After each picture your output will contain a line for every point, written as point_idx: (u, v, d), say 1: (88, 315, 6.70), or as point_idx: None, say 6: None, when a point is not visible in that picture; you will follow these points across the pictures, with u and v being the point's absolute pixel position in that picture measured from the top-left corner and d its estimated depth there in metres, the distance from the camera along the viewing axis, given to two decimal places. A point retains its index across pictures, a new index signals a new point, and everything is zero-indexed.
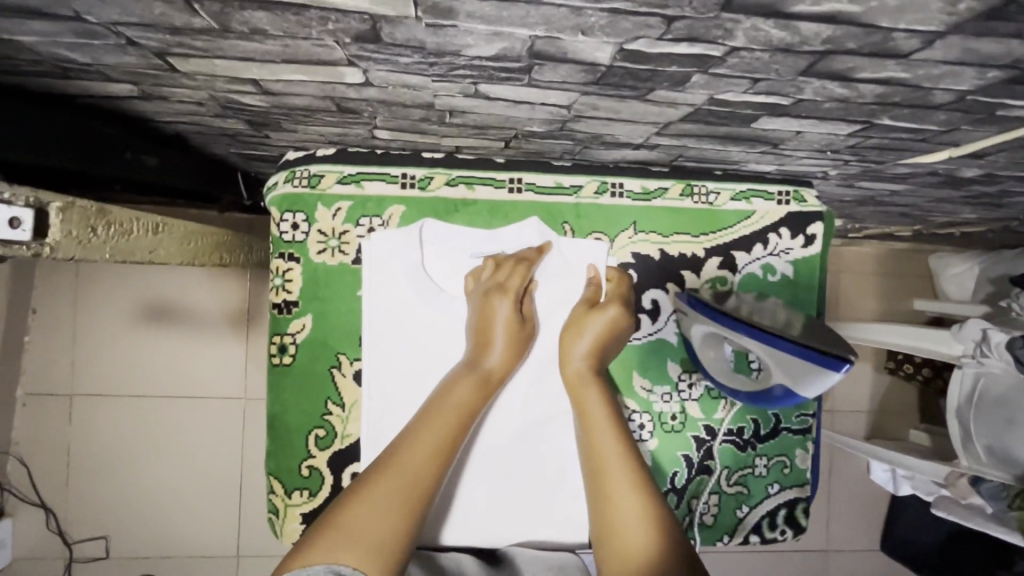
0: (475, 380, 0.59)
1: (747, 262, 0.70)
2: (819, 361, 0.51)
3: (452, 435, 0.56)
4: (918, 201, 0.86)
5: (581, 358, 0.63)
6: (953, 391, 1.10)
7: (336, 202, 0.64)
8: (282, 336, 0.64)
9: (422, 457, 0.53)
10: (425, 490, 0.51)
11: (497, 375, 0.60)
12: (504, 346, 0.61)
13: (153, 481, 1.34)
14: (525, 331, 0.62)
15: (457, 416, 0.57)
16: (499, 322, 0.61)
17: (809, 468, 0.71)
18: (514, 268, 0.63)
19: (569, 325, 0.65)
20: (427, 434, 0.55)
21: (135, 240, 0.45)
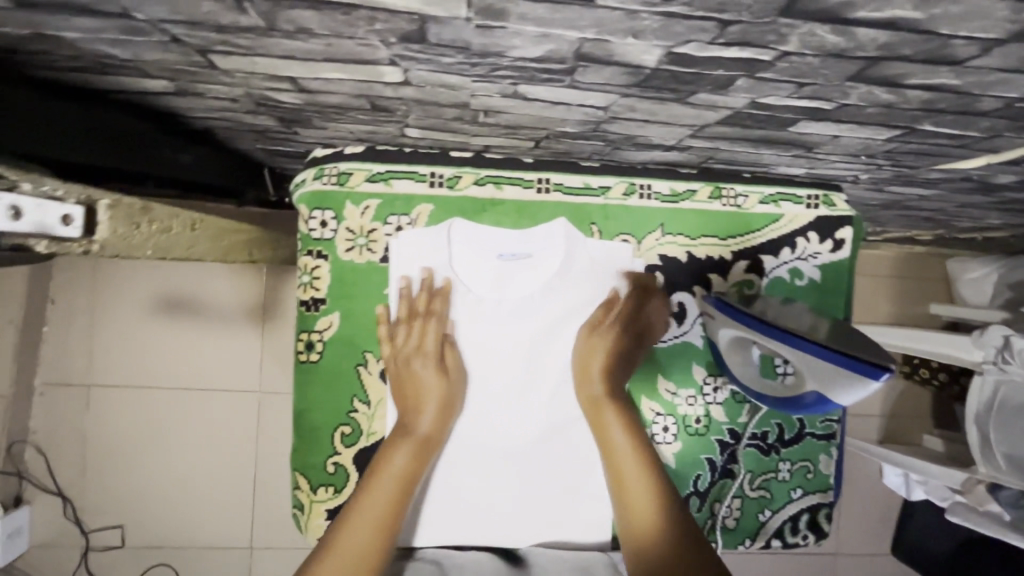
0: (410, 446, 0.61)
1: (775, 265, 0.69)
2: (857, 369, 0.51)
3: (393, 506, 0.58)
4: (945, 206, 0.85)
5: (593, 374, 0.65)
6: (971, 398, 1.10)
7: (364, 200, 0.64)
8: (309, 333, 0.64)
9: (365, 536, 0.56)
10: (370, 571, 0.55)
11: (431, 437, 0.62)
12: (432, 406, 0.62)
13: (168, 472, 1.36)
14: (449, 392, 0.63)
15: (397, 487, 0.59)
16: (428, 386, 0.62)
17: (832, 474, 0.71)
18: (417, 327, 0.63)
19: (579, 358, 0.65)
20: (367, 509, 0.57)
21: None
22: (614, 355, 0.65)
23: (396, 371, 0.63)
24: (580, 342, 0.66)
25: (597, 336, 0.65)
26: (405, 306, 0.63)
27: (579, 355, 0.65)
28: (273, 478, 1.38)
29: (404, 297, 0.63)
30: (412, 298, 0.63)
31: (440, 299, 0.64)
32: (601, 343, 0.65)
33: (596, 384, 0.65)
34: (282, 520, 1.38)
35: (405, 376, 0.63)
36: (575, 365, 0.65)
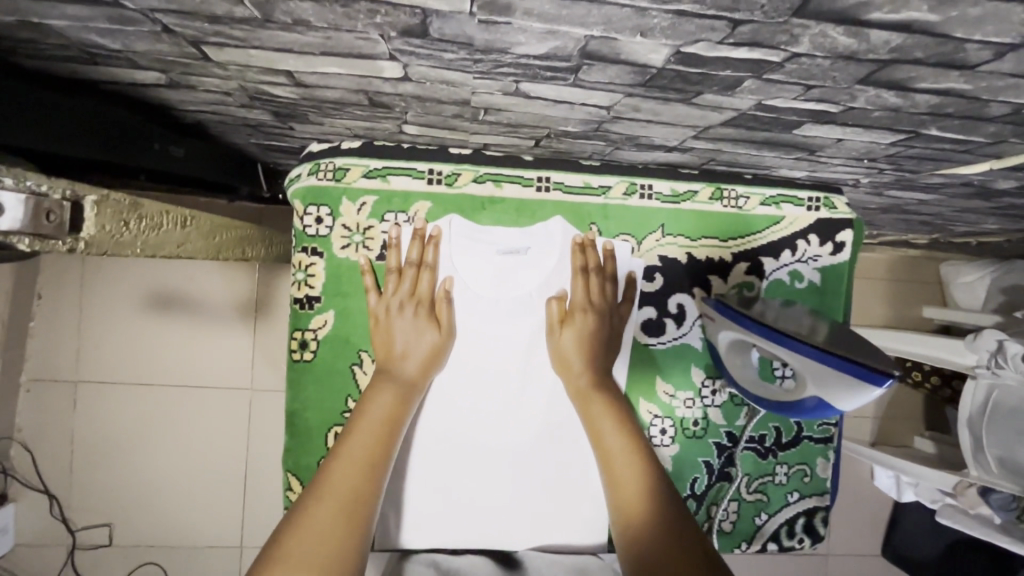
0: (397, 387, 0.59)
1: (775, 267, 0.69)
2: (860, 375, 0.50)
3: (381, 447, 0.56)
4: (943, 210, 0.85)
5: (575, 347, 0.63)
6: (964, 402, 1.10)
7: (361, 196, 0.63)
8: (303, 332, 0.63)
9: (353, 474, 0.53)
10: (361, 508, 0.51)
11: (415, 383, 0.60)
12: (420, 353, 0.61)
13: (157, 469, 1.34)
14: (439, 347, 0.62)
15: (384, 427, 0.57)
16: (410, 331, 0.61)
17: (829, 478, 0.71)
18: (405, 278, 0.62)
19: (553, 356, 0.64)
20: (354, 448, 0.54)
21: (166, 234, 0.44)
22: (584, 343, 0.63)
23: (380, 323, 0.61)
24: (550, 342, 0.64)
25: (564, 330, 0.63)
26: (395, 257, 0.62)
27: (553, 353, 0.64)
28: (265, 476, 1.36)
29: (391, 248, 0.62)
30: (401, 249, 0.62)
31: (432, 248, 0.62)
32: (583, 308, 0.64)
33: (579, 373, 0.63)
34: (272, 518, 1.37)
35: (386, 323, 0.61)
36: (553, 362, 0.64)
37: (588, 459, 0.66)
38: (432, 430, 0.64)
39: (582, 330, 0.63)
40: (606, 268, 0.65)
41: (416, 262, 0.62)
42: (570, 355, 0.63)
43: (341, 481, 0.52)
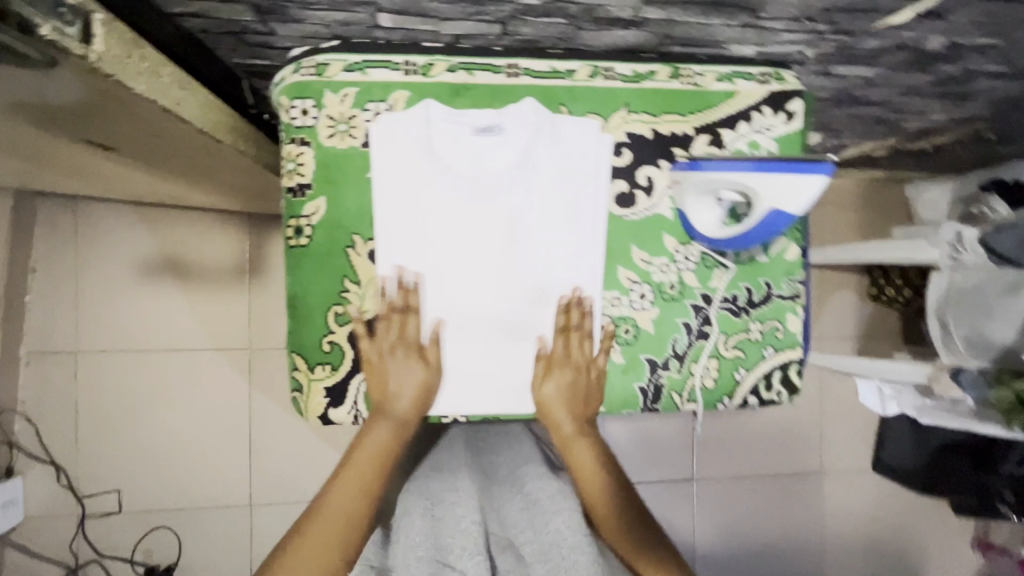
0: (389, 427, 0.67)
1: (733, 139, 0.74)
2: (808, 167, 0.61)
3: (371, 476, 0.68)
4: (890, 95, 0.91)
5: (555, 406, 0.70)
6: (931, 293, 1.17)
7: (343, 88, 0.66)
8: (298, 219, 0.66)
9: (345, 508, 0.68)
10: (348, 532, 0.67)
11: (406, 421, 0.67)
12: (407, 401, 0.66)
13: (162, 433, 1.36)
14: (428, 384, 0.67)
15: (373, 464, 0.68)
16: (405, 380, 0.66)
17: (800, 333, 0.76)
18: (390, 325, 0.66)
19: (540, 407, 0.70)
20: (347, 484, 0.68)
21: (166, 85, 0.52)
22: (573, 389, 0.70)
23: (374, 364, 0.66)
24: (534, 395, 0.69)
25: (552, 377, 0.69)
26: (382, 300, 0.67)
27: (538, 405, 0.70)
28: (270, 435, 1.39)
29: (381, 293, 0.67)
30: (388, 293, 0.67)
31: (416, 294, 0.67)
32: (561, 374, 0.69)
33: (564, 424, 0.72)
34: (280, 474, 1.39)
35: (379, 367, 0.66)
36: (540, 411, 0.70)
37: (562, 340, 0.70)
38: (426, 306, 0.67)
39: (578, 378, 0.70)
40: (582, 326, 0.70)
41: (403, 305, 0.67)
42: (555, 406, 0.70)
43: (332, 511, 0.67)
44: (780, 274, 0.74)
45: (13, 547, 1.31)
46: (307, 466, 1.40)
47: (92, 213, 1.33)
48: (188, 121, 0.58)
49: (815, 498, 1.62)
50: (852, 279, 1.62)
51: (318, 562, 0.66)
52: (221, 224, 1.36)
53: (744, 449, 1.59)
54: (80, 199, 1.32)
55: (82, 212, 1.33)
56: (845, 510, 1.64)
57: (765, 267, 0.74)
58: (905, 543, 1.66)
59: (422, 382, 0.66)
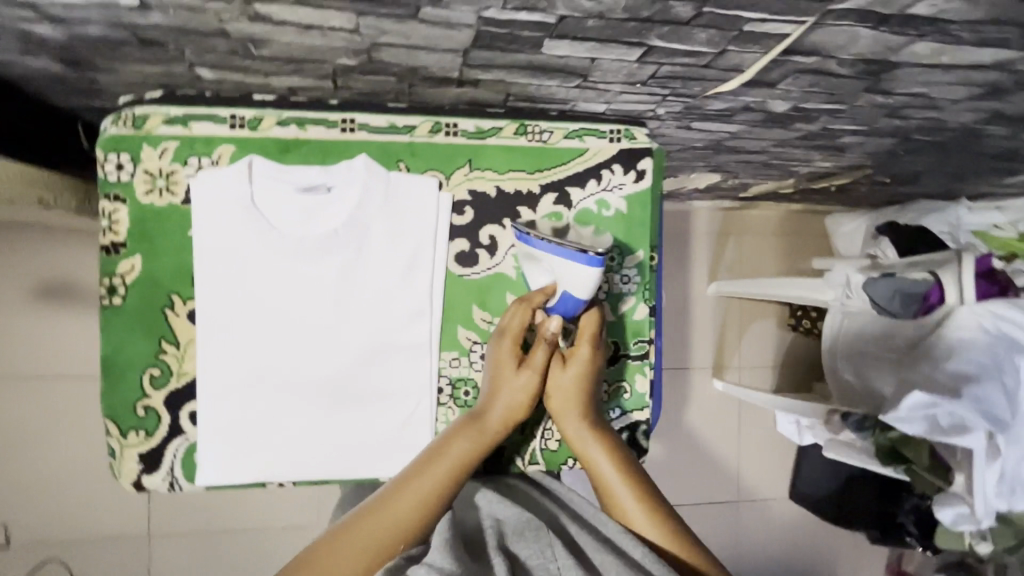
0: (474, 431, 0.64)
1: (582, 197, 0.73)
2: (578, 258, 0.62)
3: (448, 483, 0.61)
4: (765, 146, 0.91)
5: (571, 390, 0.67)
6: (824, 333, 1.17)
7: (162, 142, 0.64)
8: (112, 278, 0.63)
9: (409, 511, 0.59)
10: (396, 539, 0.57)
11: (495, 430, 0.65)
12: (504, 404, 0.66)
13: (52, 463, 1.31)
14: (528, 398, 0.66)
15: (452, 470, 0.62)
16: (505, 370, 0.66)
17: (649, 393, 0.75)
18: (521, 310, 0.66)
19: (552, 393, 0.68)
20: (416, 483, 0.60)
21: None
22: (581, 379, 0.68)
23: (496, 356, 0.67)
24: (556, 377, 0.68)
25: (569, 365, 0.68)
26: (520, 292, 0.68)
27: (553, 390, 0.68)
28: None
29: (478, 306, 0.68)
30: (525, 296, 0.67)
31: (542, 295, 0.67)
32: (583, 356, 0.68)
33: (585, 417, 0.68)
34: (180, 506, 1.35)
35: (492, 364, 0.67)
36: (556, 397, 0.68)
37: (400, 398, 0.68)
38: (244, 367, 0.65)
39: (582, 372, 0.67)
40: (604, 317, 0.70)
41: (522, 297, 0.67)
42: (577, 391, 0.67)
43: (400, 507, 0.59)
44: (626, 334, 0.74)
45: None
46: (209, 498, 1.36)
47: None
48: None
49: (731, 527, 1.63)
50: (771, 309, 1.64)
51: (362, 558, 0.56)
52: None
53: (663, 478, 1.59)
54: None
55: None
56: (762, 538, 1.66)
57: (611, 327, 0.74)
58: (819, 570, 1.69)
59: (531, 382, 0.66)
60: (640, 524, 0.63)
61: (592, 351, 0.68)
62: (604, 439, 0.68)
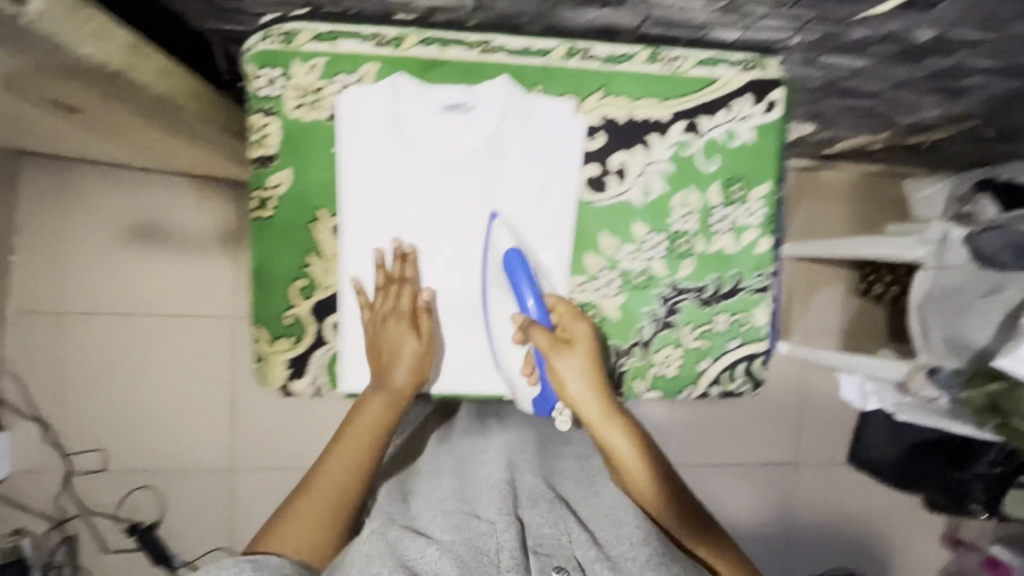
0: (383, 400, 0.68)
1: (711, 126, 0.72)
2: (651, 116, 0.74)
3: (368, 448, 0.67)
4: (881, 88, 0.89)
5: (578, 377, 0.69)
6: (913, 291, 1.16)
7: (311, 58, 0.65)
8: (262, 190, 0.66)
9: (343, 471, 0.66)
10: (342, 502, 0.65)
11: (403, 393, 0.68)
12: (404, 366, 0.68)
13: (145, 396, 1.38)
14: (422, 356, 0.69)
15: (372, 435, 0.68)
16: (395, 350, 0.68)
17: (767, 326, 0.75)
18: (403, 294, 0.68)
19: (558, 378, 0.69)
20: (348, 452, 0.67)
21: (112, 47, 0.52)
22: (589, 357, 0.69)
23: (374, 336, 0.68)
24: (562, 365, 0.68)
25: (574, 347, 0.69)
26: (381, 273, 0.68)
27: (559, 376, 0.68)
28: (254, 403, 1.41)
29: (358, 292, 0.68)
30: (385, 265, 0.68)
31: (411, 264, 0.68)
32: (583, 342, 0.69)
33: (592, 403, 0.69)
34: (263, 441, 1.42)
35: (374, 345, 0.69)
36: (565, 384, 0.69)
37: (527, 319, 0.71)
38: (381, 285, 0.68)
39: (586, 354, 0.69)
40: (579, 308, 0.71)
41: (397, 275, 0.68)
42: (584, 377, 0.69)
43: (336, 471, 0.66)
44: (750, 266, 0.74)
45: None
46: (290, 434, 1.43)
47: (79, 175, 1.33)
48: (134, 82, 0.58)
49: (788, 488, 1.65)
50: (841, 274, 1.61)
51: (317, 524, 0.63)
52: (209, 192, 1.36)
53: (723, 438, 1.61)
54: (65, 158, 1.31)
55: (67, 172, 1.32)
56: (817, 501, 1.67)
57: (736, 259, 0.74)
58: (874, 534, 1.70)
59: (425, 353, 0.69)
60: (644, 494, 0.69)
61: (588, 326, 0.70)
62: (617, 418, 0.70)
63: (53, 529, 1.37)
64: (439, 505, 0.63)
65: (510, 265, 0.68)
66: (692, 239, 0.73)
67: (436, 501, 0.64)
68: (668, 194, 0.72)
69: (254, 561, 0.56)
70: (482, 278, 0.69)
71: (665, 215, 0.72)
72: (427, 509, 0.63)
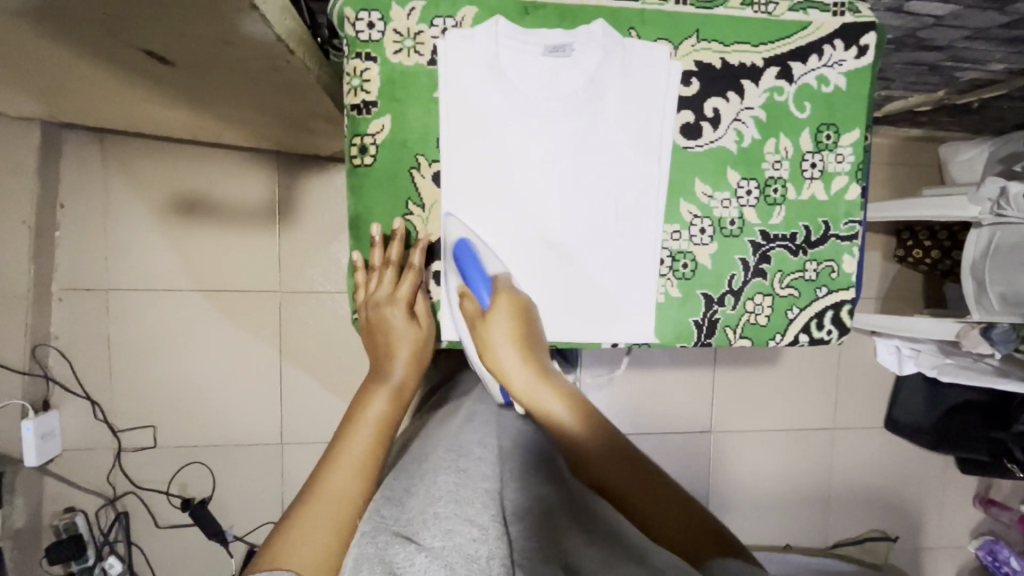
0: (389, 394, 0.66)
1: (803, 72, 0.72)
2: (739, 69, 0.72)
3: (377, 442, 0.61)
4: (956, 38, 0.88)
5: (502, 340, 0.65)
6: (969, 248, 1.19)
7: (410, 2, 0.64)
8: (363, 137, 0.65)
9: (350, 466, 0.57)
10: (358, 501, 0.55)
11: (405, 384, 0.67)
12: (405, 356, 0.68)
13: (193, 371, 1.38)
14: (421, 343, 0.69)
15: (377, 428, 0.62)
16: (399, 332, 0.67)
17: (855, 274, 0.76)
18: (394, 277, 0.67)
19: (485, 344, 0.66)
20: (351, 447, 0.59)
21: None
22: (514, 327, 0.66)
23: (373, 320, 0.68)
24: (480, 334, 0.66)
25: (491, 320, 0.65)
26: (379, 254, 0.67)
27: (481, 343, 0.66)
28: (301, 377, 1.41)
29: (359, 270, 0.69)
30: (386, 249, 0.67)
31: (417, 253, 0.67)
32: (502, 308, 0.66)
33: (521, 371, 0.65)
34: (313, 413, 1.42)
35: (376, 330, 0.68)
36: (489, 353, 0.66)
37: (621, 268, 0.71)
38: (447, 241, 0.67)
39: (507, 317, 0.66)
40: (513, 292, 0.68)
41: (388, 261, 0.67)
42: (499, 341, 0.65)
43: (340, 473, 0.57)
44: (838, 214, 0.75)
45: (51, 475, 1.35)
46: (336, 405, 1.43)
47: (119, 149, 1.31)
48: (270, 25, 0.55)
49: (824, 453, 1.67)
50: (878, 241, 1.62)
51: (328, 526, 0.52)
52: (251, 165, 1.35)
53: (761, 406, 1.63)
54: (106, 132, 1.30)
55: (109, 146, 1.31)
56: (853, 465, 1.69)
57: (824, 207, 0.74)
58: (906, 495, 1.72)
59: (423, 332, 0.69)
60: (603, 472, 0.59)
61: (511, 297, 0.66)
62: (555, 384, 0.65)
63: (105, 506, 1.38)
64: (430, 508, 0.54)
65: (463, 252, 0.66)
66: (785, 186, 0.73)
67: (431, 494, 0.56)
68: (762, 141, 0.72)
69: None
70: (583, 237, 0.69)
71: (758, 162, 0.73)
72: (414, 513, 0.54)
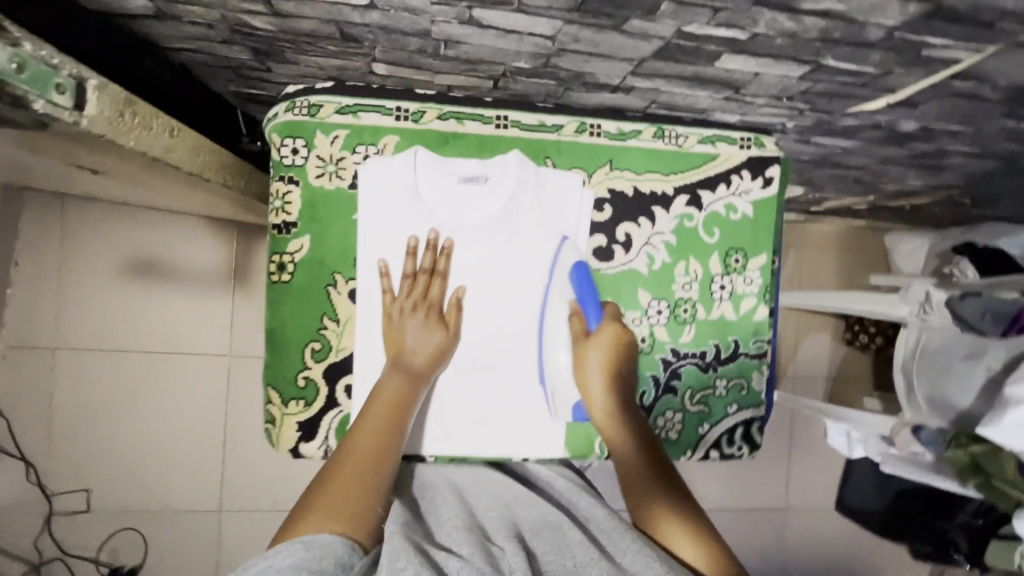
0: (405, 375, 0.66)
1: (711, 200, 0.76)
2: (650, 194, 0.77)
3: (394, 417, 0.62)
4: (869, 162, 0.94)
5: (597, 364, 0.70)
6: (899, 347, 1.22)
7: (334, 129, 0.68)
8: (281, 256, 0.68)
9: (370, 440, 0.60)
10: (378, 469, 0.58)
11: (421, 372, 0.67)
12: (426, 351, 0.68)
13: (134, 434, 1.36)
14: (444, 346, 0.69)
15: (391, 406, 0.63)
16: (414, 329, 0.68)
17: (764, 391, 0.79)
18: (426, 281, 0.69)
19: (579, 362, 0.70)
20: (370, 423, 0.61)
21: (156, 134, 0.60)
22: (608, 357, 0.70)
23: (393, 322, 0.69)
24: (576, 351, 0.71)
25: (593, 344, 0.70)
26: (410, 263, 0.69)
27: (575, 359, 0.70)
28: (246, 441, 1.39)
29: (382, 276, 0.69)
30: (417, 257, 0.70)
31: (444, 258, 0.70)
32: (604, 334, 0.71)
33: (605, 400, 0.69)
34: (254, 480, 1.40)
35: (390, 326, 0.69)
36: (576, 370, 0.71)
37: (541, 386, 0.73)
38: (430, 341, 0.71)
39: (609, 344, 0.70)
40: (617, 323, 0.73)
41: (427, 265, 0.69)
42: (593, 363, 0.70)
43: (360, 447, 0.59)
44: (747, 334, 0.78)
45: None
46: (278, 471, 1.41)
47: (80, 210, 1.33)
48: (179, 163, 0.67)
49: (778, 533, 1.66)
50: (827, 323, 1.66)
51: (353, 491, 0.55)
52: (211, 230, 1.37)
53: (714, 483, 1.62)
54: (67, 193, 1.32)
55: (68, 208, 1.32)
56: (806, 546, 1.68)
57: (734, 327, 0.77)
58: None
59: (445, 330, 0.69)
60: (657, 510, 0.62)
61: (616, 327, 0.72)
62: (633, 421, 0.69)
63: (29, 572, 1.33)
64: (449, 525, 0.56)
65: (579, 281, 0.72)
66: (694, 306, 0.77)
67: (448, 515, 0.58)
68: (672, 264, 0.76)
69: (307, 541, 0.49)
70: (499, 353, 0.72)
71: (669, 284, 0.76)
72: (437, 531, 0.56)
